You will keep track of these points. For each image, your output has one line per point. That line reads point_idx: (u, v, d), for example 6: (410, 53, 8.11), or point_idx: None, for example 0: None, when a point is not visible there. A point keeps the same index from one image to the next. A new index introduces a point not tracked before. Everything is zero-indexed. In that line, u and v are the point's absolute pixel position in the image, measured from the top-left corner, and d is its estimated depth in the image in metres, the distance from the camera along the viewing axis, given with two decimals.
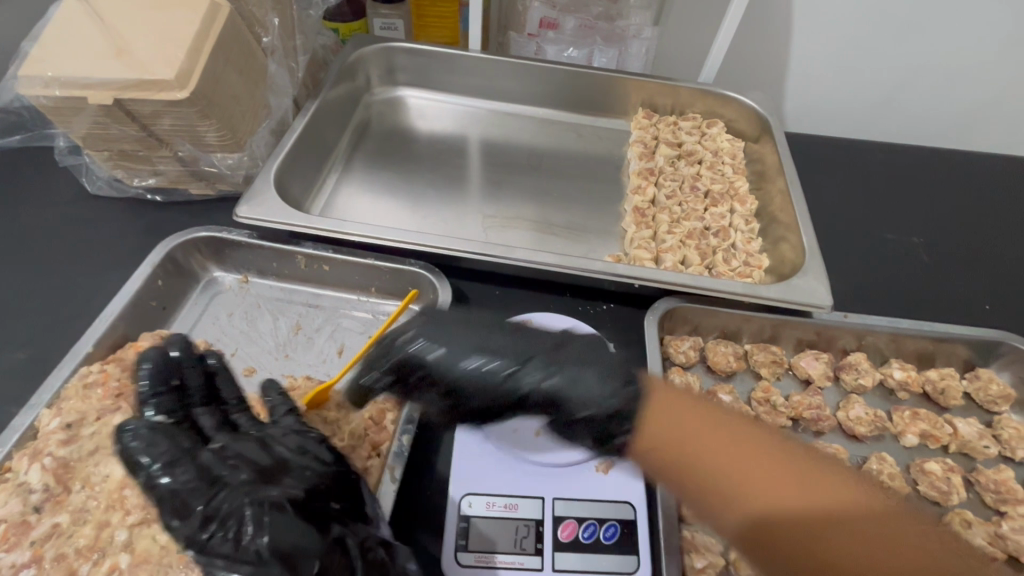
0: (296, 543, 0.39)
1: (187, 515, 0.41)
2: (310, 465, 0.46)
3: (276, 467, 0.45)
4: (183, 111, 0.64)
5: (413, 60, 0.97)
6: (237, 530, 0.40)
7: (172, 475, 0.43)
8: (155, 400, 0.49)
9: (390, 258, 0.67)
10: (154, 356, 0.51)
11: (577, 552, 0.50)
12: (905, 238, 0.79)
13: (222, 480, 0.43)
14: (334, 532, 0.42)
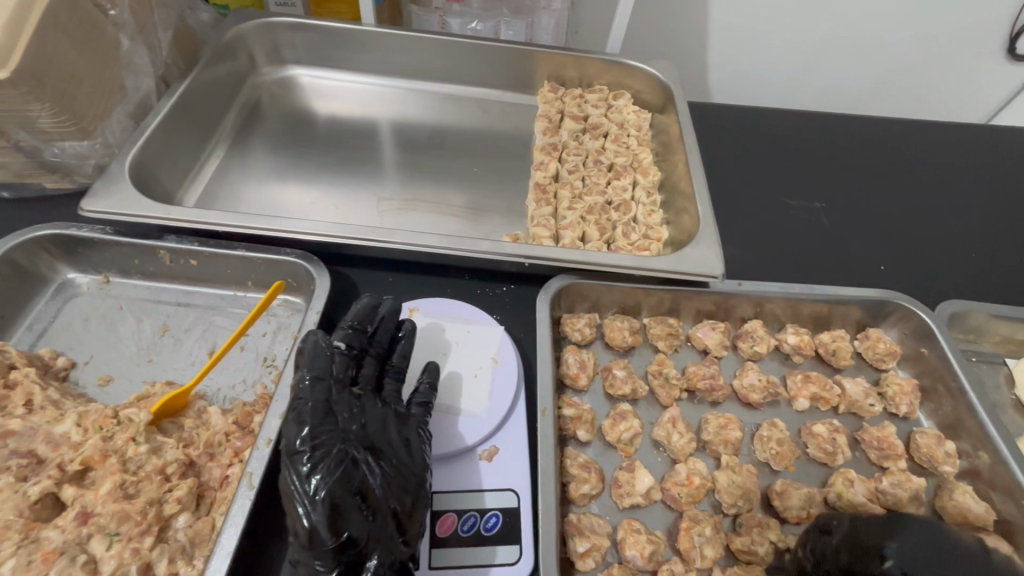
0: (344, 510, 0.43)
1: (300, 423, 0.46)
2: (414, 457, 0.48)
3: (385, 437, 0.48)
4: (5, 93, 0.57)
5: (303, 36, 0.90)
6: (318, 468, 0.44)
7: (300, 391, 0.48)
8: (350, 332, 0.54)
9: (262, 248, 0.62)
10: (369, 301, 0.57)
11: (456, 547, 0.47)
12: (804, 204, 0.79)
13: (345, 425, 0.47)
14: (379, 521, 0.44)
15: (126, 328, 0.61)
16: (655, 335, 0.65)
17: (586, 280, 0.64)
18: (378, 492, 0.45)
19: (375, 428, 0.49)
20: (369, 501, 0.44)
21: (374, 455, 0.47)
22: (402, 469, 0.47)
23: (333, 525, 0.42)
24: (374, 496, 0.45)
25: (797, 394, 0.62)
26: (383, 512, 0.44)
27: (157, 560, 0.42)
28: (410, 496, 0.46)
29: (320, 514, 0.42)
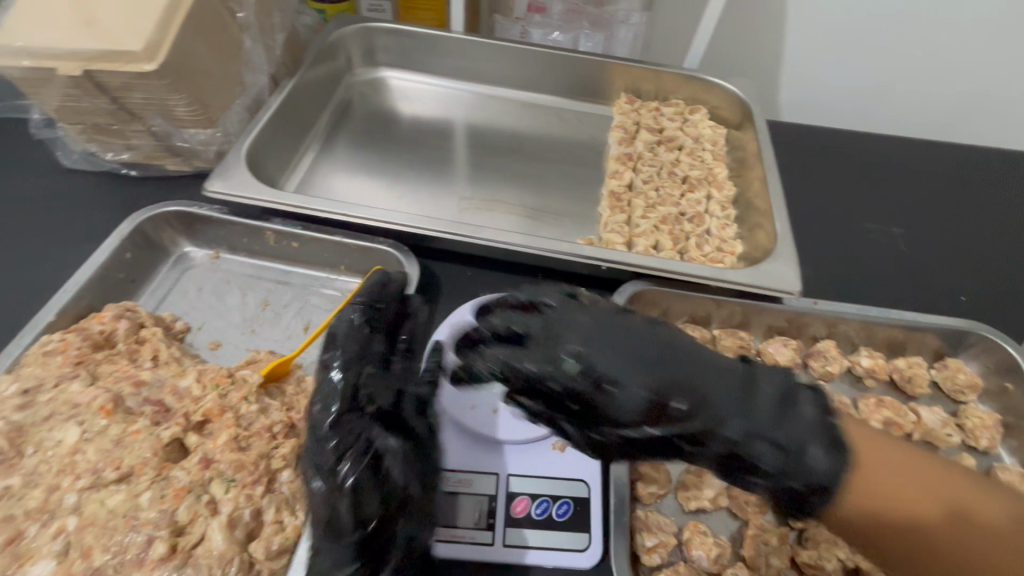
0: (364, 486, 0.47)
1: (324, 407, 0.51)
2: (783, 389, 0.44)
3: (561, 343, 0.44)
4: (151, 83, 0.64)
5: (396, 41, 0.96)
6: (338, 442, 0.49)
7: (329, 376, 0.53)
8: (368, 313, 0.59)
9: (358, 236, 0.67)
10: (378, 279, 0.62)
11: (529, 528, 0.50)
12: (883, 228, 0.78)
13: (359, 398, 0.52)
14: (741, 433, 0.42)
15: (233, 300, 0.67)
16: (725, 347, 0.66)
17: (659, 288, 0.66)
18: (729, 426, 0.42)
19: (612, 342, 0.45)
20: (695, 418, 0.43)
21: (513, 354, 0.45)
22: (545, 366, 0.44)
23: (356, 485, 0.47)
24: (695, 418, 0.43)
25: (868, 416, 0.62)
26: (706, 421, 0.42)
27: (266, 507, 0.47)
28: (764, 433, 0.42)
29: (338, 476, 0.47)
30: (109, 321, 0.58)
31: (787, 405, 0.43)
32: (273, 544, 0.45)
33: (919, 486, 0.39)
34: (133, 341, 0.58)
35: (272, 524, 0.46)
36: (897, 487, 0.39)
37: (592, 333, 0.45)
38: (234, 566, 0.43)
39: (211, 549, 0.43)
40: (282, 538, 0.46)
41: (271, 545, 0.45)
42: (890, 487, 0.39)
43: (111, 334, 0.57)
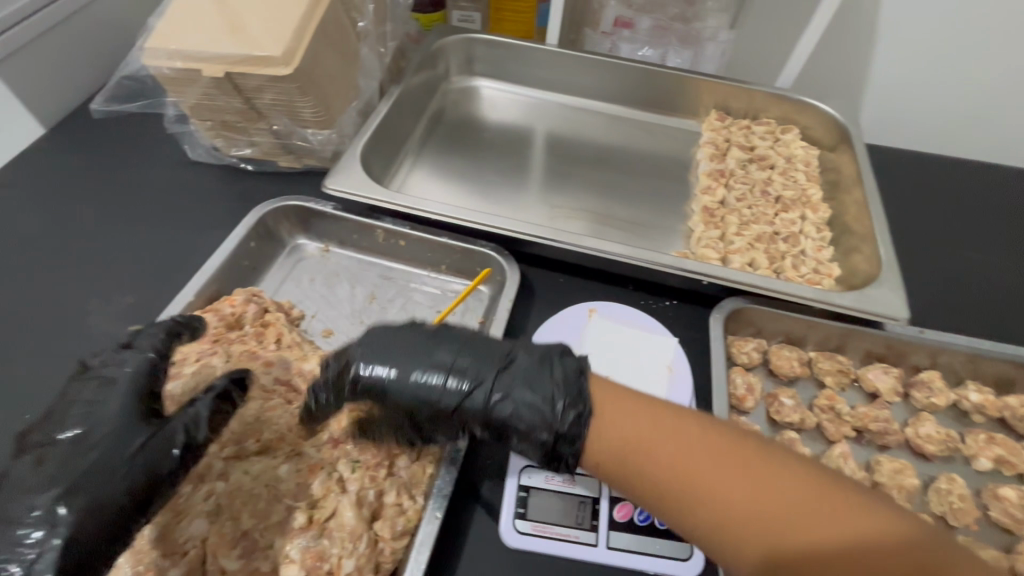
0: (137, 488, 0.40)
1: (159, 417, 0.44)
2: (576, 380, 0.48)
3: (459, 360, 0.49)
4: (285, 86, 0.69)
5: (491, 52, 1.00)
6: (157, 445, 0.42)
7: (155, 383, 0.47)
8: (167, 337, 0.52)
9: (462, 238, 0.70)
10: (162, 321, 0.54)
11: (633, 533, 0.51)
12: (990, 259, 0.75)
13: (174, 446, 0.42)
14: (551, 413, 0.47)
15: (342, 291, 0.71)
16: (823, 370, 0.65)
17: (758, 306, 0.65)
18: (542, 406, 0.47)
19: (479, 348, 0.50)
20: (521, 408, 0.48)
21: (396, 381, 0.49)
22: (403, 376, 0.49)
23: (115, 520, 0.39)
24: (522, 408, 0.48)
25: (978, 452, 0.60)
26: (529, 397, 0.48)
27: (387, 490, 0.50)
28: (576, 408, 0.46)
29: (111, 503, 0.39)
30: (240, 304, 0.62)
31: (575, 394, 0.47)
32: (397, 525, 0.48)
33: (723, 461, 0.42)
34: (258, 324, 0.61)
35: (394, 506, 0.49)
36: (634, 431, 0.44)
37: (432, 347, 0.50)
38: (363, 541, 0.46)
39: (343, 523, 0.47)
40: (404, 520, 0.48)
41: (395, 526, 0.48)
42: (619, 431, 0.45)
43: (241, 316, 0.61)
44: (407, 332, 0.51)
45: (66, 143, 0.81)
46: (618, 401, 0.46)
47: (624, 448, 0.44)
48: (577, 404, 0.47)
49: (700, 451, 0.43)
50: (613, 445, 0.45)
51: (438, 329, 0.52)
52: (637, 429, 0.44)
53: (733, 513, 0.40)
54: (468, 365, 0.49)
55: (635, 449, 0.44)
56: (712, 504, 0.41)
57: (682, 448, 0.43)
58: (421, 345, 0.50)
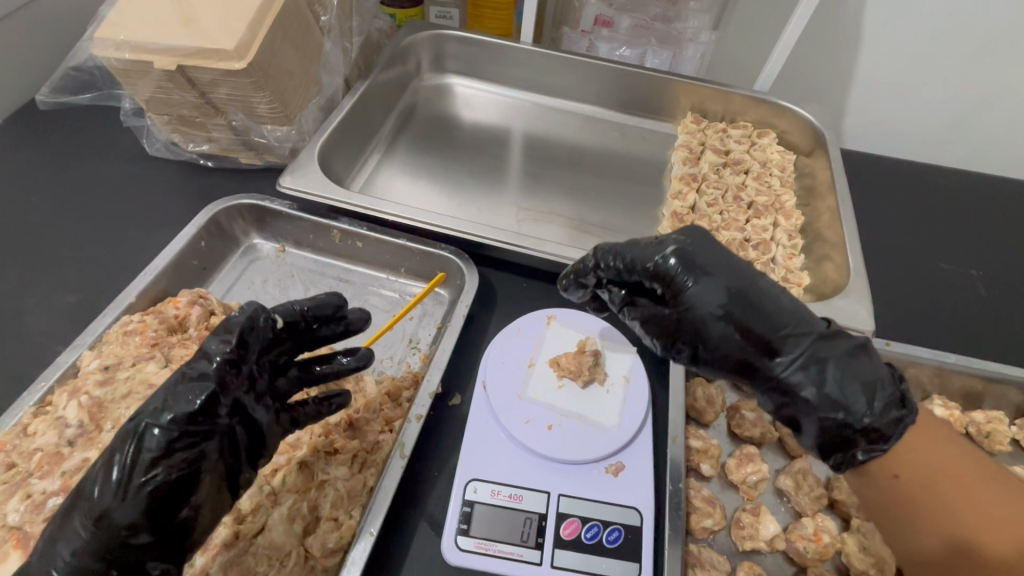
0: (146, 529, 0.38)
1: (138, 439, 0.39)
2: (894, 399, 0.44)
3: (836, 334, 0.46)
4: (239, 81, 0.66)
5: (464, 49, 0.97)
6: (151, 488, 0.38)
7: (165, 400, 0.40)
8: (292, 312, 0.45)
9: (420, 241, 0.68)
10: (334, 301, 0.47)
11: (577, 551, 0.49)
12: (960, 270, 0.74)
13: (149, 429, 0.39)
14: (862, 409, 0.43)
15: (295, 293, 0.69)
16: None
17: None
18: (852, 401, 0.44)
19: (766, 299, 0.47)
20: (810, 379, 0.45)
21: (682, 276, 0.48)
22: (702, 300, 0.47)
23: (154, 509, 0.38)
24: (820, 388, 0.45)
25: None
26: (833, 388, 0.44)
27: (322, 502, 0.48)
28: (896, 411, 0.43)
29: (132, 495, 0.38)
30: (183, 306, 0.59)
31: (896, 400, 0.44)
32: (328, 542, 0.46)
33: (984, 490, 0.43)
34: (202, 328, 0.59)
35: (329, 521, 0.47)
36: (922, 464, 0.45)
37: (799, 311, 0.47)
38: (292, 559, 0.45)
39: (271, 539, 0.45)
40: (337, 536, 0.46)
41: (326, 543, 0.45)
42: (923, 466, 0.44)
43: (184, 319, 0.59)
44: (767, 282, 0.49)
45: (18, 135, 0.79)
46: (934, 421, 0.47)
47: (918, 463, 0.45)
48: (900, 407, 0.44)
49: (961, 471, 0.44)
50: (916, 476, 0.44)
51: (707, 251, 0.50)
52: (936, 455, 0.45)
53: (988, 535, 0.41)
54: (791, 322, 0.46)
55: (941, 476, 0.44)
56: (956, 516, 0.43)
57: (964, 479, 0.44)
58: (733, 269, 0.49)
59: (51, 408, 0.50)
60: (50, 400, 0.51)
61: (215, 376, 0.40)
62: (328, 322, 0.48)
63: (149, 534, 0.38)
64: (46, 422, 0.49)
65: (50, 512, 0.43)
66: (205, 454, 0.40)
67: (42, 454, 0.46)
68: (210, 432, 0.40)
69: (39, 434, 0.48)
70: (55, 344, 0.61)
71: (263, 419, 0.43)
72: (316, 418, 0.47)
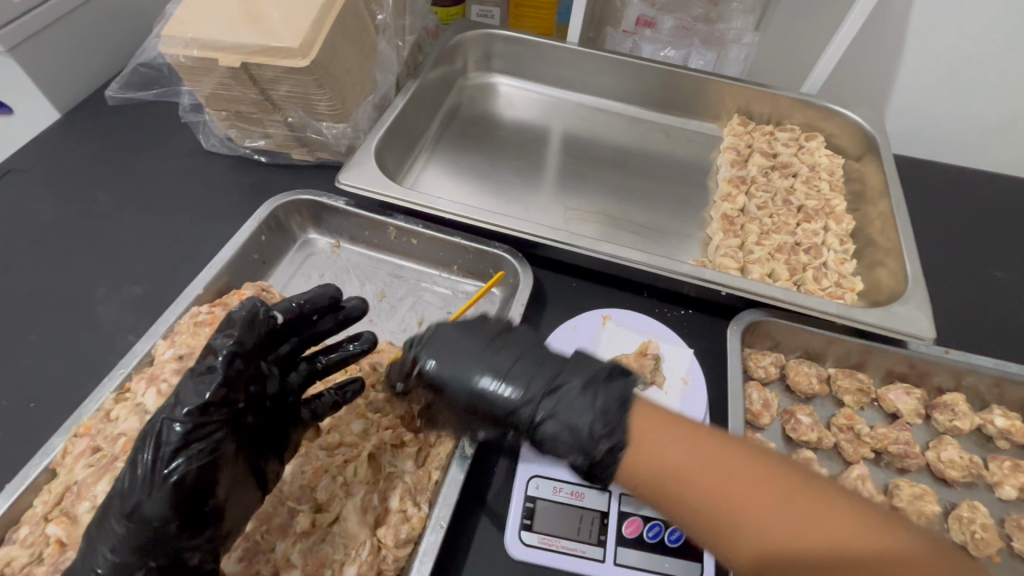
0: (176, 521, 0.39)
1: (155, 438, 0.40)
2: (618, 412, 0.45)
3: (561, 376, 0.49)
4: (302, 78, 0.68)
5: (509, 48, 0.98)
6: (176, 480, 0.39)
7: (179, 400, 0.42)
8: (291, 307, 0.47)
9: (475, 239, 0.69)
10: (325, 295, 0.50)
11: (641, 550, 0.50)
12: (1017, 279, 0.73)
13: (169, 424, 0.41)
14: (589, 437, 0.45)
15: (352, 288, 0.70)
16: (843, 388, 0.63)
17: (778, 320, 0.63)
18: (584, 427, 0.46)
19: (547, 367, 0.50)
20: (556, 429, 0.47)
21: (433, 375, 0.51)
22: (461, 383, 0.50)
23: (181, 502, 0.39)
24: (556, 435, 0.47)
25: (1003, 480, 0.58)
26: (562, 422, 0.47)
27: (391, 494, 0.49)
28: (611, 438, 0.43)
29: (158, 489, 0.39)
30: (249, 299, 0.61)
31: (612, 424, 0.44)
32: (400, 533, 0.46)
33: (732, 471, 0.39)
34: None
35: (398, 513, 0.48)
36: (658, 456, 0.41)
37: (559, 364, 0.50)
38: (366, 548, 0.45)
39: (346, 529, 0.46)
40: (408, 528, 0.47)
41: (399, 534, 0.46)
42: (643, 444, 0.42)
43: None
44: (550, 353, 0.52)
45: (84, 128, 0.81)
46: (652, 414, 0.44)
47: (646, 447, 0.42)
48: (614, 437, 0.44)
49: (702, 457, 0.40)
50: (648, 464, 0.41)
51: (447, 335, 0.53)
52: (657, 442, 0.42)
53: (769, 538, 0.36)
54: (527, 376, 0.49)
55: (672, 473, 0.40)
56: (727, 513, 0.38)
57: (717, 465, 0.39)
58: (507, 345, 0.52)
59: (130, 395, 0.52)
60: (129, 387, 0.53)
61: (222, 370, 0.42)
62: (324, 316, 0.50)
63: (179, 525, 0.39)
64: (128, 409, 0.50)
65: None
66: (221, 444, 0.41)
67: (126, 439, 0.48)
68: (222, 423, 0.42)
69: (122, 420, 0.49)
70: (124, 332, 0.63)
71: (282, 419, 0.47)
72: (334, 407, 0.50)
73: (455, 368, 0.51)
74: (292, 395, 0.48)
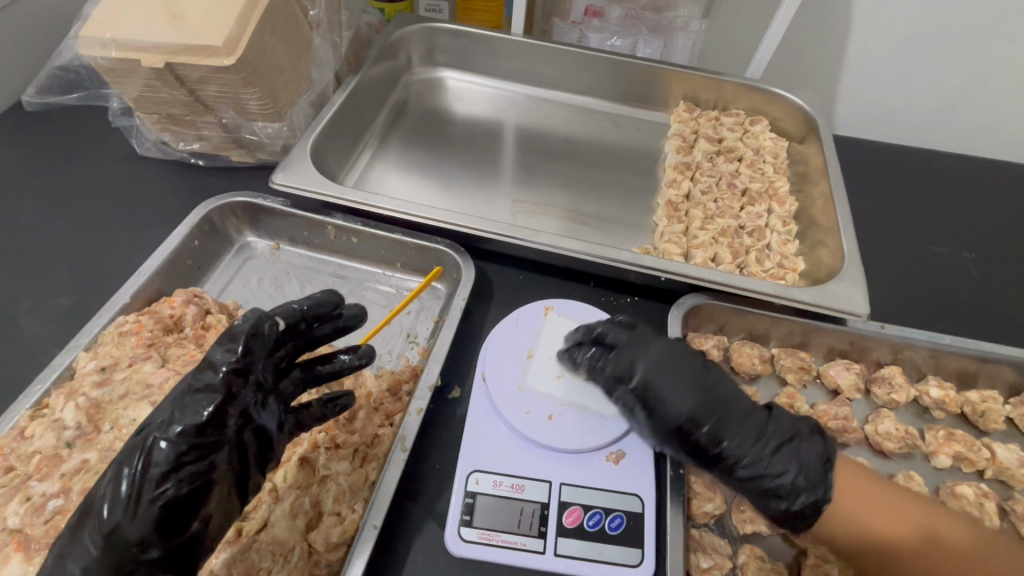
0: (162, 542, 0.38)
1: (144, 456, 0.38)
2: (824, 471, 0.49)
3: (739, 423, 0.51)
4: (229, 77, 0.66)
5: (454, 42, 0.97)
6: (162, 502, 0.38)
7: (173, 414, 0.39)
8: (292, 312, 0.44)
9: (416, 235, 0.68)
10: (328, 300, 0.46)
11: (581, 539, 0.49)
12: (953, 252, 0.74)
13: (157, 442, 0.38)
14: (791, 489, 0.49)
15: (292, 291, 0.69)
16: (784, 367, 0.63)
17: (719, 303, 0.63)
18: (783, 481, 0.49)
19: (721, 396, 0.52)
20: (749, 469, 0.50)
21: (657, 394, 0.52)
22: (677, 407, 0.51)
23: (164, 523, 0.38)
24: (753, 477, 0.50)
25: (937, 449, 0.59)
26: (764, 469, 0.49)
27: (325, 498, 0.48)
28: (818, 493, 0.48)
29: (144, 508, 0.37)
30: (179, 306, 0.59)
31: (819, 481, 0.48)
32: (331, 536, 0.46)
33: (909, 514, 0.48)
34: (199, 327, 0.59)
35: (331, 516, 0.47)
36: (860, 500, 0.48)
37: (745, 405, 0.52)
38: (295, 555, 0.45)
39: (274, 535, 0.45)
40: (340, 531, 0.46)
41: (329, 537, 0.46)
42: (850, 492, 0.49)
43: (180, 319, 0.59)
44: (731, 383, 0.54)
45: (6, 136, 0.78)
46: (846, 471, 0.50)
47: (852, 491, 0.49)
48: (818, 490, 0.48)
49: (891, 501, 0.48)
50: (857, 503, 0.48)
51: (664, 346, 0.54)
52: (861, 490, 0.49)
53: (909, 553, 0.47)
54: (730, 421, 0.51)
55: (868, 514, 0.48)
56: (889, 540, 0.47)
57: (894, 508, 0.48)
58: (696, 368, 0.53)
59: (48, 410, 0.50)
60: (47, 402, 0.51)
61: (220, 388, 0.39)
62: (326, 322, 0.46)
63: (161, 549, 0.38)
64: (43, 425, 0.48)
65: (51, 514, 0.43)
66: (215, 467, 0.39)
67: (40, 457, 0.46)
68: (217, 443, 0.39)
69: (37, 437, 0.48)
70: (49, 346, 0.61)
71: (271, 425, 0.42)
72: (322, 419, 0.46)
73: (673, 394, 0.52)
74: (285, 403, 0.44)
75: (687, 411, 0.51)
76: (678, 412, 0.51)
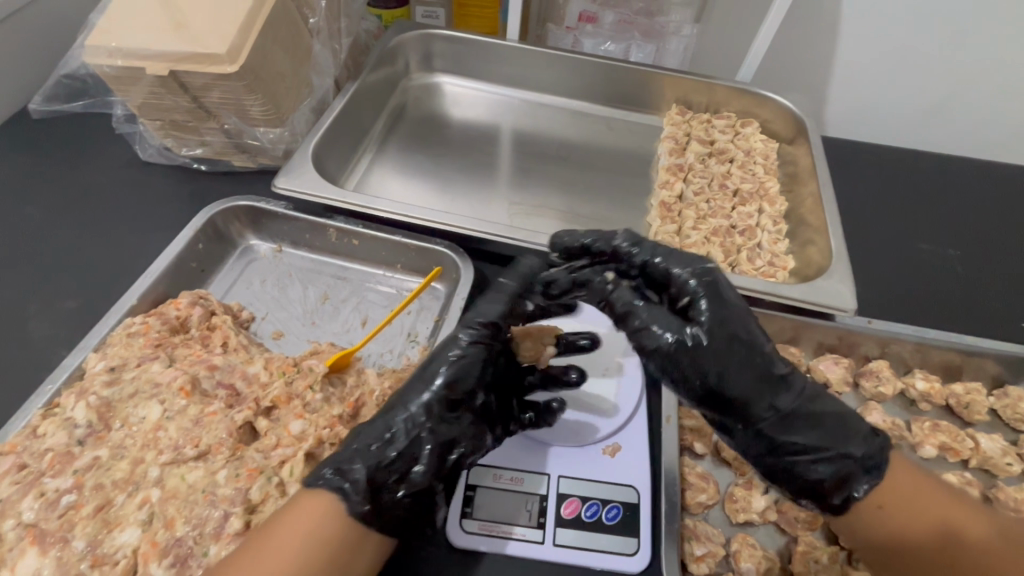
0: (391, 499, 0.43)
1: (391, 435, 0.45)
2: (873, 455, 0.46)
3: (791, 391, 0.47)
4: (231, 84, 0.67)
5: (451, 48, 0.99)
6: (387, 462, 0.44)
7: (418, 390, 0.47)
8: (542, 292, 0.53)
9: (415, 237, 0.70)
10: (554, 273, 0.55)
11: (578, 529, 0.51)
12: (939, 250, 0.76)
13: (412, 417, 0.46)
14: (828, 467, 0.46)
15: (294, 292, 0.70)
16: None
17: None
18: (824, 456, 0.46)
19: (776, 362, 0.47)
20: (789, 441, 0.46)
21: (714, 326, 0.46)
22: (734, 341, 0.45)
23: (380, 483, 0.43)
24: (795, 446, 0.46)
25: (923, 440, 0.61)
26: (807, 443, 0.46)
27: None
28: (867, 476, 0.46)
29: (368, 471, 0.43)
30: (184, 307, 0.60)
31: (871, 465, 0.46)
32: None
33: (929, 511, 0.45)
34: (204, 328, 0.60)
35: None
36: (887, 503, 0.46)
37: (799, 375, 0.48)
38: None
39: None
40: None
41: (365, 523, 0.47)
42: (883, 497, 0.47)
43: (186, 320, 0.60)
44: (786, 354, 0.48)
45: (10, 143, 0.79)
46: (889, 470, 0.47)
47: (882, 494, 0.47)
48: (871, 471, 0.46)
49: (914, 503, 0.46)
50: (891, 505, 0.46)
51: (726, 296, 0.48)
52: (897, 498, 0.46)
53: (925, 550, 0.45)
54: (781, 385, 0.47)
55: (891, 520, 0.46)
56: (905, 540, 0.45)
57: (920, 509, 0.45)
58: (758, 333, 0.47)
59: (59, 409, 0.51)
60: (58, 402, 0.52)
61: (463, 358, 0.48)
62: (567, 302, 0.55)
63: (373, 507, 0.42)
64: (55, 424, 0.50)
65: (65, 509, 0.45)
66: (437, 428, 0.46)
67: (53, 454, 0.48)
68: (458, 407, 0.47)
69: (49, 435, 0.49)
70: (58, 347, 0.62)
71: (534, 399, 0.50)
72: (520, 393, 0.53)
73: (730, 350, 0.45)
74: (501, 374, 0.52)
75: (740, 365, 0.46)
76: (731, 360, 0.46)
